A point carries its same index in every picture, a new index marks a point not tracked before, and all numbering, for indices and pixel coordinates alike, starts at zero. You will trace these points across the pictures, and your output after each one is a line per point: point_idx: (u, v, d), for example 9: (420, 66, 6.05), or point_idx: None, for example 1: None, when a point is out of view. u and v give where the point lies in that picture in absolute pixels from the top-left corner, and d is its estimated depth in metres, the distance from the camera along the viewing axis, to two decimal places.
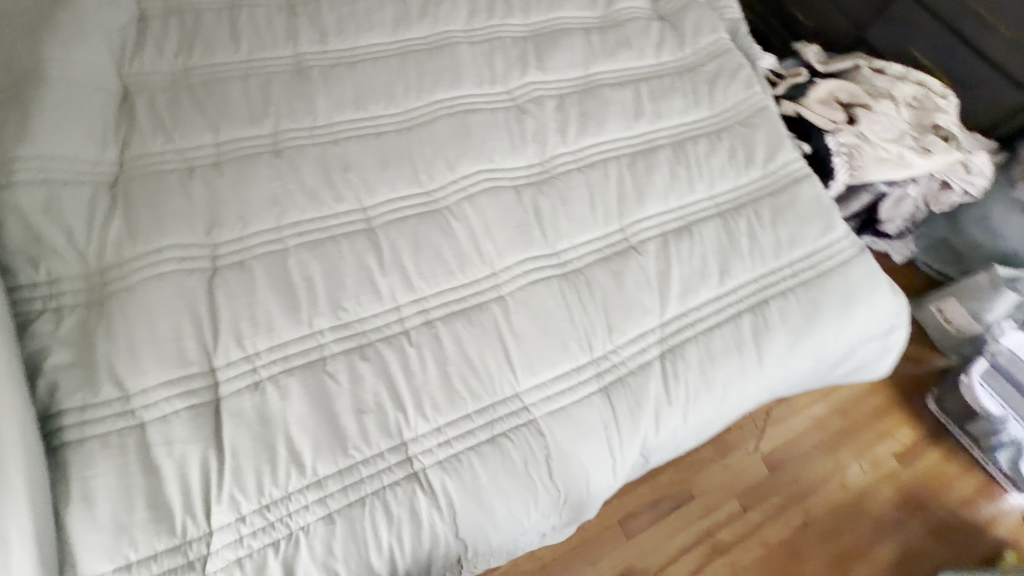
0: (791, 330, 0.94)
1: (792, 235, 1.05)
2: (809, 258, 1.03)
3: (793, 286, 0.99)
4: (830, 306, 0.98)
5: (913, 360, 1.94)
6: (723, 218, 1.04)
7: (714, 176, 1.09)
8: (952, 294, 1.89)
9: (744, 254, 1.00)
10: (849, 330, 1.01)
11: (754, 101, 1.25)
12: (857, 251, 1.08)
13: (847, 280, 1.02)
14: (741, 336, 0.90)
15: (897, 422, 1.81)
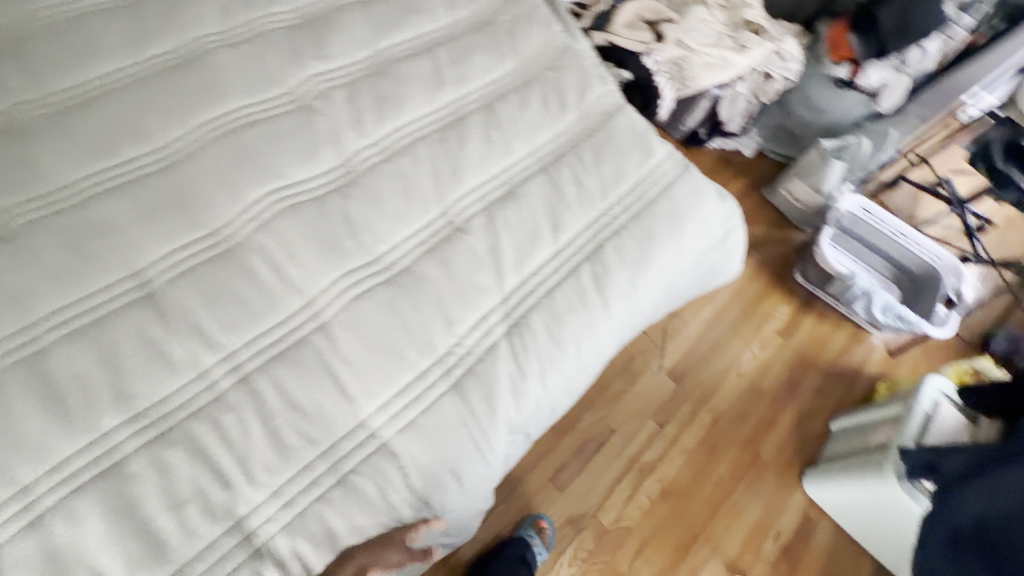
0: (630, 266, 0.96)
1: (616, 170, 1.05)
2: (637, 189, 1.05)
3: (624, 221, 1.00)
4: (662, 232, 1.01)
5: (777, 244, 2.12)
6: (546, 171, 1.03)
7: (530, 130, 1.07)
8: (794, 176, 2.07)
9: (573, 203, 0.99)
10: (687, 248, 1.05)
11: (557, 41, 1.22)
12: (680, 170, 1.11)
13: (673, 201, 1.05)
14: (583, 287, 0.91)
15: (775, 302, 1.98)
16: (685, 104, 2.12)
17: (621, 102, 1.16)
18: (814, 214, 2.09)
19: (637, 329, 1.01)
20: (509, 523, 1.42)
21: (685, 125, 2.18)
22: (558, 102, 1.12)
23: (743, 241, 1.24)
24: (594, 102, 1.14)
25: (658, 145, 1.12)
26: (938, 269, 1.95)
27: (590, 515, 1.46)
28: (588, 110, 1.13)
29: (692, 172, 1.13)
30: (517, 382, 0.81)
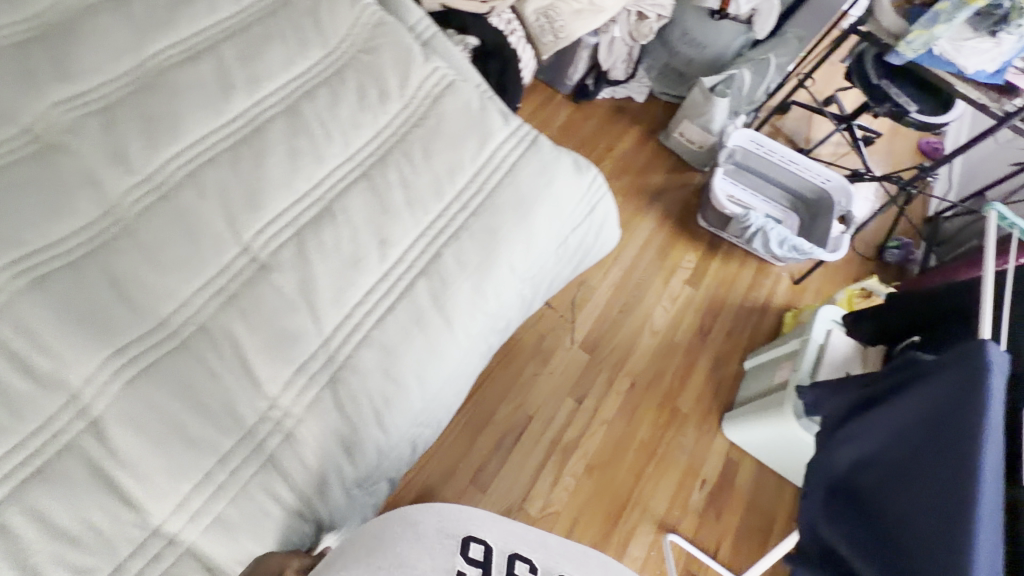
0: (473, 273, 0.86)
1: (449, 162, 0.93)
2: (476, 179, 0.94)
3: (464, 221, 0.90)
4: (507, 226, 0.92)
5: (678, 189, 2.08)
6: (369, 177, 0.90)
7: (345, 131, 0.93)
8: (684, 118, 2.00)
9: (401, 211, 0.87)
10: (540, 235, 0.97)
11: (371, 17, 1.06)
12: (524, 151, 1.01)
13: (518, 188, 0.96)
14: (421, 308, 0.81)
15: (681, 250, 1.95)
16: (566, 58, 2.03)
17: (451, 81, 1.04)
18: (709, 154, 2.05)
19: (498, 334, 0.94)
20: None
21: (570, 81, 2.10)
22: (376, 91, 0.97)
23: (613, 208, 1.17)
24: (420, 84, 1.01)
25: (496, 125, 1.01)
26: (829, 192, 1.98)
27: (516, 508, 1.43)
28: (413, 96, 0.99)
29: (538, 149, 1.03)
30: (348, 436, 0.73)
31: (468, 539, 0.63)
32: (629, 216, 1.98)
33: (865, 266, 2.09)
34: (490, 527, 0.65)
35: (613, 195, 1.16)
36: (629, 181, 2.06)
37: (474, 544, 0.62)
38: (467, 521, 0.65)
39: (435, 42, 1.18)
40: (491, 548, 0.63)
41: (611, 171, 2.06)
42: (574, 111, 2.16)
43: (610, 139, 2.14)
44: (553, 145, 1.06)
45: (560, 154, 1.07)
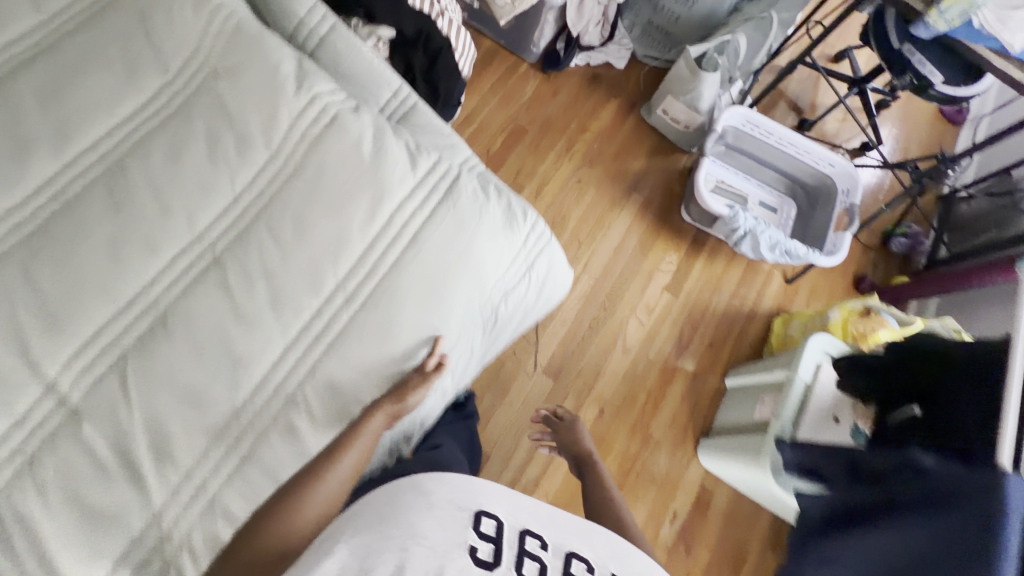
0: (356, 396, 0.71)
1: (329, 239, 0.72)
2: (368, 261, 0.73)
3: (347, 325, 0.71)
4: (406, 322, 0.73)
5: (661, 175, 1.82)
6: (222, 269, 0.69)
7: (190, 202, 0.70)
8: (669, 94, 1.70)
9: (265, 316, 0.68)
10: (456, 319, 0.78)
11: (228, 23, 0.78)
12: (434, 209, 0.79)
13: (423, 266, 0.76)
14: (293, 442, 0.66)
15: (660, 250, 1.74)
16: (530, 20, 1.70)
17: (338, 109, 0.78)
18: (696, 134, 1.78)
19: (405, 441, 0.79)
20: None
21: (537, 47, 1.79)
22: (234, 137, 0.73)
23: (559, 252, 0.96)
24: (293, 120, 0.75)
25: (396, 177, 0.78)
26: (833, 179, 1.73)
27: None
28: (283, 141, 0.75)
29: (454, 203, 0.81)
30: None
31: (480, 514, 0.54)
32: (604, 211, 1.74)
33: (867, 256, 1.88)
34: (501, 502, 0.56)
35: (557, 241, 0.95)
36: (606, 168, 1.79)
37: (485, 519, 0.54)
38: (476, 495, 0.55)
39: (330, 39, 0.97)
40: (502, 523, 0.55)
41: (586, 157, 1.79)
42: (543, 83, 1.85)
43: (583, 116, 1.84)
44: (475, 193, 0.84)
45: (485, 200, 0.85)
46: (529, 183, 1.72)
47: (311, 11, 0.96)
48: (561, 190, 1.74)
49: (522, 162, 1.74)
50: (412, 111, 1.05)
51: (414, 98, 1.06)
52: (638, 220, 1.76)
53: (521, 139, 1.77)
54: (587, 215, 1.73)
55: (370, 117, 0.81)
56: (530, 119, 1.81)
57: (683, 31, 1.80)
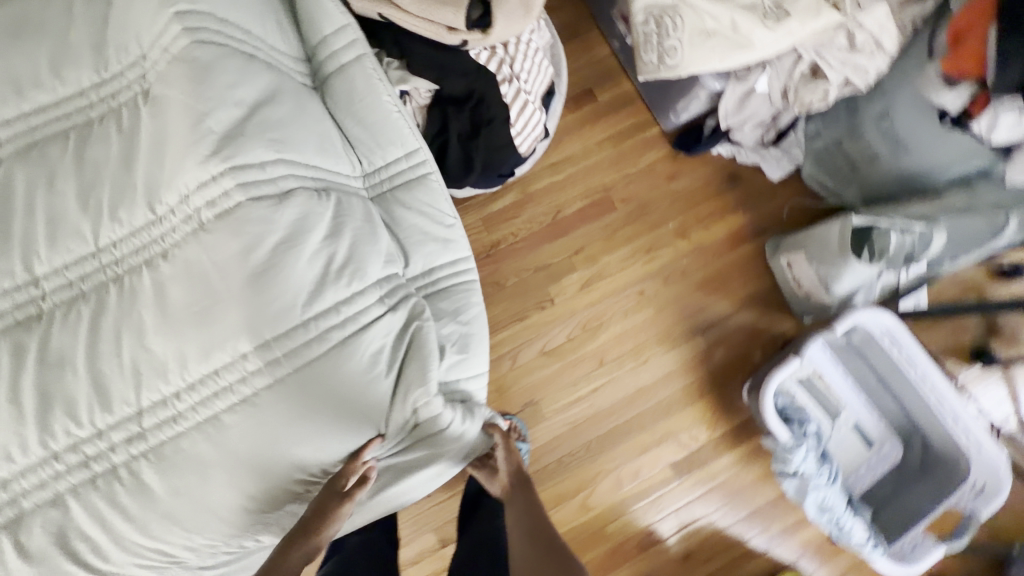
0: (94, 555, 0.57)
1: (151, 359, 0.58)
2: (178, 404, 0.58)
3: (121, 465, 0.57)
4: (188, 497, 0.57)
5: (745, 329, 1.43)
6: (29, 332, 0.59)
7: (41, 243, 0.60)
8: (802, 248, 1.27)
9: (38, 413, 0.56)
10: (268, 499, 0.60)
11: (182, 41, 0.64)
12: (299, 368, 0.60)
13: (244, 434, 0.58)
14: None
15: (694, 416, 1.39)
16: (677, 88, 1.32)
17: (251, 195, 0.61)
18: (814, 306, 1.34)
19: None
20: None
21: (677, 117, 1.40)
22: (123, 184, 0.61)
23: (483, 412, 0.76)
24: (188, 192, 0.61)
25: (271, 312, 0.59)
26: (967, 464, 1.18)
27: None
28: (169, 211, 0.61)
29: (331, 368, 0.60)
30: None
31: None
32: (649, 343, 1.40)
33: (972, 560, 1.35)
34: None
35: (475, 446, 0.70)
36: (682, 289, 1.44)
37: None
38: None
39: (349, 72, 0.78)
40: None
41: (666, 269, 1.44)
42: (664, 161, 1.48)
43: (691, 218, 1.47)
44: (376, 352, 0.63)
45: (384, 366, 0.63)
46: (582, 268, 1.41)
47: (340, 36, 0.78)
48: (614, 295, 1.41)
49: (588, 242, 1.43)
50: (417, 183, 0.80)
51: (427, 167, 0.80)
52: (688, 369, 1.41)
53: (602, 214, 1.44)
54: (628, 336, 1.40)
55: (288, 213, 0.62)
56: (625, 194, 1.46)
57: (876, 177, 1.29)
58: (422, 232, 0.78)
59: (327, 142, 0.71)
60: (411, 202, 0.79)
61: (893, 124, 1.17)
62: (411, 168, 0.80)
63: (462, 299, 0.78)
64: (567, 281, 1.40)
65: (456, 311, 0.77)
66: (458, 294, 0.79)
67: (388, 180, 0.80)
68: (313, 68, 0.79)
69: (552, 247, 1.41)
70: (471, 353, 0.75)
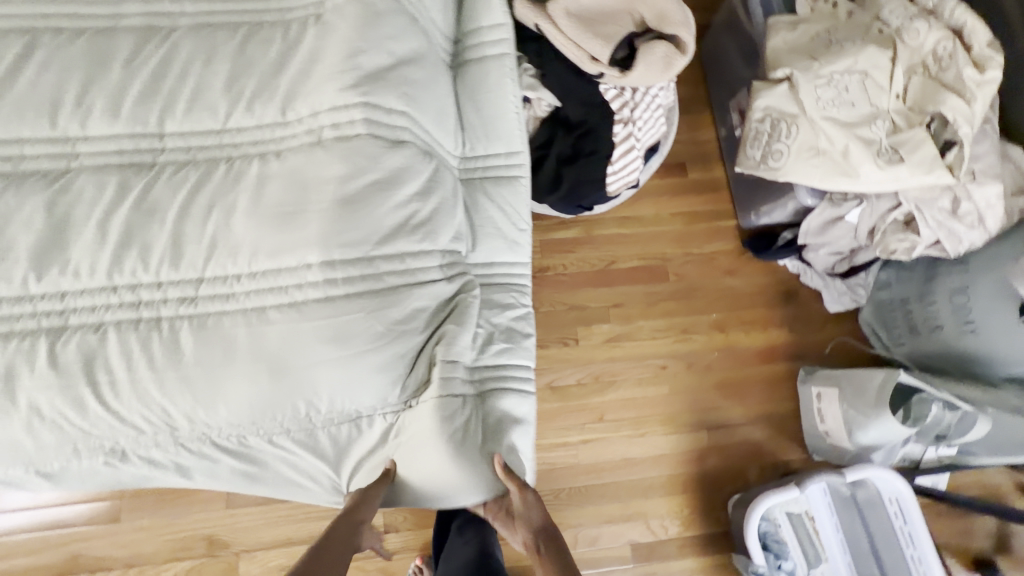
0: (100, 389, 0.59)
1: (227, 238, 0.62)
2: (236, 285, 0.62)
3: (164, 317, 0.61)
4: (203, 372, 0.60)
5: (751, 442, 1.39)
6: (135, 175, 0.64)
7: (179, 107, 0.66)
8: (837, 385, 1.24)
9: (115, 246, 0.61)
10: (274, 401, 0.62)
11: None
12: (345, 295, 0.63)
13: (275, 335, 0.61)
14: (7, 371, 0.58)
15: (672, 507, 1.34)
16: (768, 191, 1.35)
17: (371, 132, 0.66)
18: (829, 447, 1.30)
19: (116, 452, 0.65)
20: (100, 535, 1.21)
21: (757, 219, 1.43)
22: (264, 84, 0.67)
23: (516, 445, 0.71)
24: (319, 110, 0.66)
25: (348, 238, 0.63)
26: None
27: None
28: (297, 120, 0.67)
29: (375, 309, 0.63)
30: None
31: None
32: (653, 418, 1.38)
33: None
34: None
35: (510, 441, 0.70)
36: (704, 380, 1.42)
37: None
38: None
39: (489, 62, 0.83)
40: None
41: (694, 355, 1.43)
42: (729, 254, 1.49)
43: (737, 316, 1.46)
44: (420, 311, 0.66)
45: (424, 330, 0.67)
46: (616, 322, 1.42)
47: (493, 31, 0.83)
48: (637, 359, 1.41)
49: (631, 301, 1.44)
50: (506, 180, 0.82)
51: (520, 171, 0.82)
52: (682, 459, 1.37)
53: (653, 280, 1.46)
54: (635, 404, 1.38)
55: (393, 159, 0.66)
56: (680, 270, 1.47)
57: (933, 347, 1.26)
58: (495, 228, 0.80)
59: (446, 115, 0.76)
60: (495, 196, 0.81)
61: (967, 299, 1.15)
62: (506, 167, 0.83)
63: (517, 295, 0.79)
64: (598, 328, 1.41)
65: (505, 307, 0.78)
66: (513, 287, 0.80)
67: (482, 168, 0.82)
68: (459, 50, 0.85)
69: (595, 292, 1.43)
70: (516, 344, 0.75)
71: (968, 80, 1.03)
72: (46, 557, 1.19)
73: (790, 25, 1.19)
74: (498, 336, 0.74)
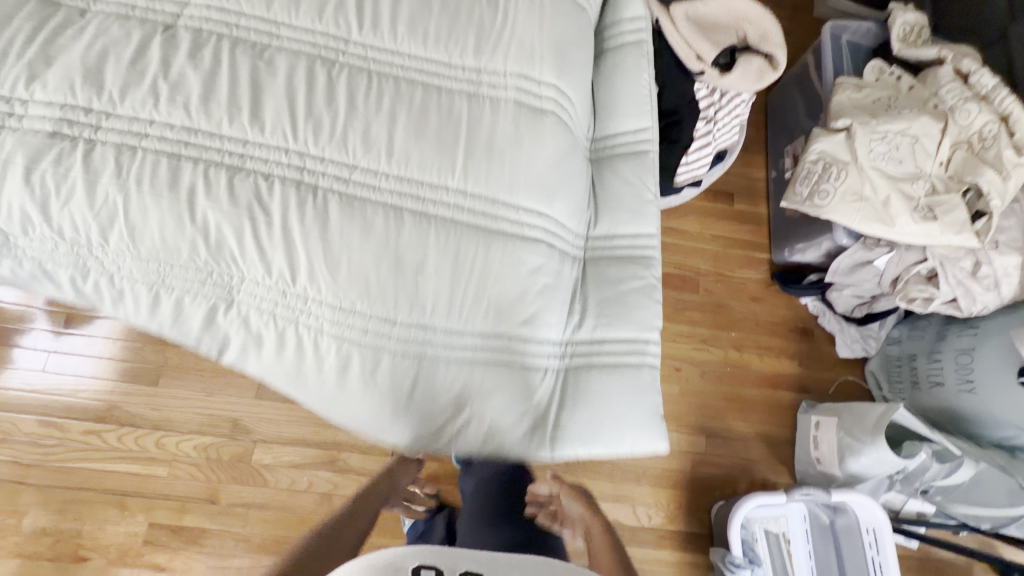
0: (265, 226, 0.71)
1: (381, 138, 0.74)
2: (385, 184, 0.75)
3: (327, 190, 0.73)
4: (343, 235, 0.72)
5: (745, 458, 1.47)
6: (317, 64, 0.76)
7: (366, 21, 0.78)
8: (836, 415, 1.32)
9: (299, 117, 0.73)
10: (380, 289, 0.74)
11: None
12: (483, 228, 0.78)
13: (403, 226, 0.74)
14: (193, 187, 0.71)
15: (661, 498, 1.41)
16: (807, 230, 1.45)
17: (517, 99, 0.81)
18: (818, 473, 1.38)
19: (226, 291, 0.76)
20: (137, 394, 1.30)
21: (789, 254, 1.54)
22: (449, 26, 0.80)
23: (606, 414, 0.80)
24: (483, 68, 0.81)
25: (486, 171, 0.77)
26: None
27: (192, 463, 1.28)
28: (461, 66, 0.80)
29: (480, 239, 0.77)
30: (49, 193, 0.70)
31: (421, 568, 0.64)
32: None
33: None
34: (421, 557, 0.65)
35: (592, 411, 0.80)
36: (713, 390, 1.51)
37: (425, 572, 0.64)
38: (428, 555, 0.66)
39: (624, 50, 0.96)
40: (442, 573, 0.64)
41: (708, 364, 1.52)
42: (757, 283, 1.60)
43: (753, 340, 1.56)
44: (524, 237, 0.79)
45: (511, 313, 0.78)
46: None
47: (632, 24, 0.95)
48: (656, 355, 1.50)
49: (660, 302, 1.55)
50: (636, 156, 0.94)
51: (649, 147, 0.94)
52: (679, 457, 1.45)
53: (685, 289, 1.57)
54: None
55: (529, 125, 0.80)
56: (710, 286, 1.58)
57: (930, 402, 1.36)
58: (621, 198, 0.91)
59: (574, 68, 0.87)
60: (617, 167, 0.93)
61: (970, 359, 1.26)
62: (636, 142, 0.95)
63: (638, 270, 0.88)
64: None
65: (616, 281, 0.87)
66: (634, 260, 0.90)
67: (608, 148, 0.95)
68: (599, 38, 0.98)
69: None
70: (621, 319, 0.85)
71: (1007, 159, 1.16)
72: (86, 400, 1.28)
73: (856, 87, 1.34)
74: (599, 313, 0.85)
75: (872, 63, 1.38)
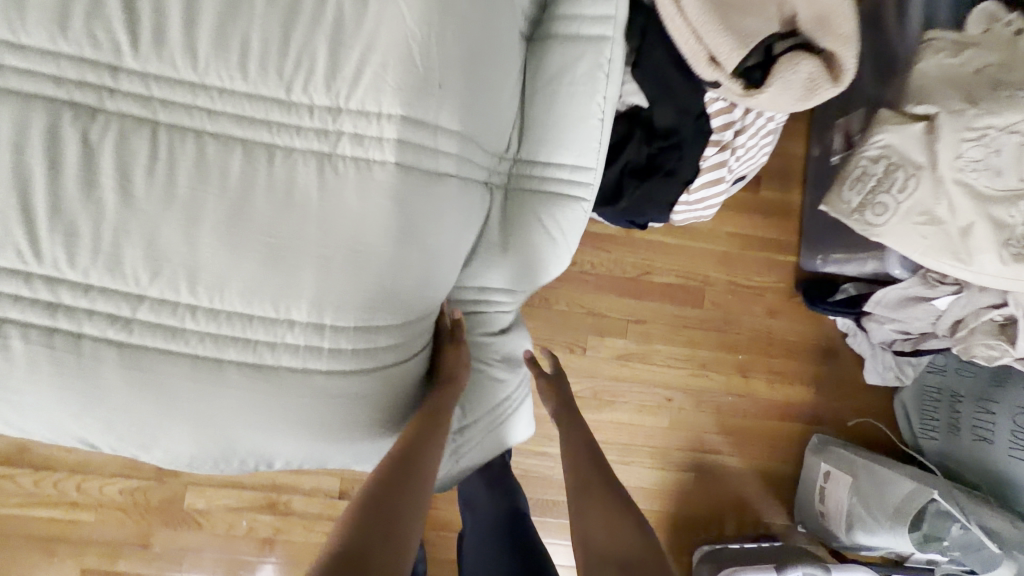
0: (23, 394, 0.48)
1: (175, 254, 0.47)
2: (189, 323, 0.49)
3: (101, 340, 0.48)
4: (140, 407, 0.49)
5: (739, 498, 1.30)
6: (73, 120, 0.46)
7: (150, 38, 0.46)
8: (853, 474, 1.13)
9: (42, 220, 0.45)
10: (220, 450, 0.54)
11: None
12: (355, 371, 0.53)
13: (230, 381, 0.50)
14: None
15: None
16: (847, 240, 1.14)
17: (400, 161, 0.50)
18: (822, 526, 1.20)
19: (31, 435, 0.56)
20: None
21: (822, 264, 1.23)
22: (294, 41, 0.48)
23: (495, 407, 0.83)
24: (342, 108, 0.50)
25: (351, 278, 0.50)
26: None
27: (118, 507, 1.16)
28: (308, 107, 0.50)
29: (362, 386, 0.54)
30: None
31: None
32: (643, 449, 1.28)
33: None
34: None
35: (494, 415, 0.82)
36: (710, 422, 1.30)
37: None
38: None
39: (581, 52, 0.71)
40: None
41: (707, 393, 1.30)
42: (777, 295, 1.31)
43: (765, 363, 1.31)
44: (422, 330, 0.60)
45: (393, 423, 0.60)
46: (632, 339, 1.28)
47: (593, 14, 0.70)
48: (644, 384, 1.28)
49: (654, 319, 1.29)
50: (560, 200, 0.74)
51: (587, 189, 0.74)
52: (664, 497, 1.29)
53: (686, 303, 1.29)
54: (628, 430, 1.28)
55: (421, 204, 0.52)
56: (718, 299, 1.30)
57: (967, 457, 1.13)
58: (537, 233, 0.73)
59: (485, 96, 0.57)
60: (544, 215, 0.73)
61: None
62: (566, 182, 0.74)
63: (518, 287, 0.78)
64: (612, 342, 1.27)
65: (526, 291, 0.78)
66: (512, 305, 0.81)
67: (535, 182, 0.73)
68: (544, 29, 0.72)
69: (618, 302, 1.27)
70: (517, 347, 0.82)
71: None
72: None
73: (949, 53, 0.92)
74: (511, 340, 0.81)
75: (984, 9, 0.94)
